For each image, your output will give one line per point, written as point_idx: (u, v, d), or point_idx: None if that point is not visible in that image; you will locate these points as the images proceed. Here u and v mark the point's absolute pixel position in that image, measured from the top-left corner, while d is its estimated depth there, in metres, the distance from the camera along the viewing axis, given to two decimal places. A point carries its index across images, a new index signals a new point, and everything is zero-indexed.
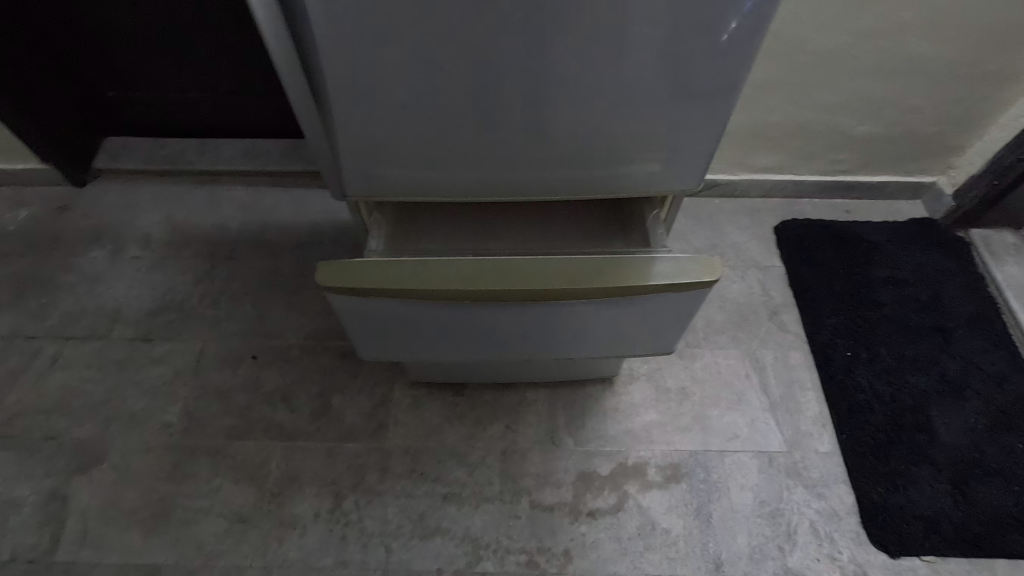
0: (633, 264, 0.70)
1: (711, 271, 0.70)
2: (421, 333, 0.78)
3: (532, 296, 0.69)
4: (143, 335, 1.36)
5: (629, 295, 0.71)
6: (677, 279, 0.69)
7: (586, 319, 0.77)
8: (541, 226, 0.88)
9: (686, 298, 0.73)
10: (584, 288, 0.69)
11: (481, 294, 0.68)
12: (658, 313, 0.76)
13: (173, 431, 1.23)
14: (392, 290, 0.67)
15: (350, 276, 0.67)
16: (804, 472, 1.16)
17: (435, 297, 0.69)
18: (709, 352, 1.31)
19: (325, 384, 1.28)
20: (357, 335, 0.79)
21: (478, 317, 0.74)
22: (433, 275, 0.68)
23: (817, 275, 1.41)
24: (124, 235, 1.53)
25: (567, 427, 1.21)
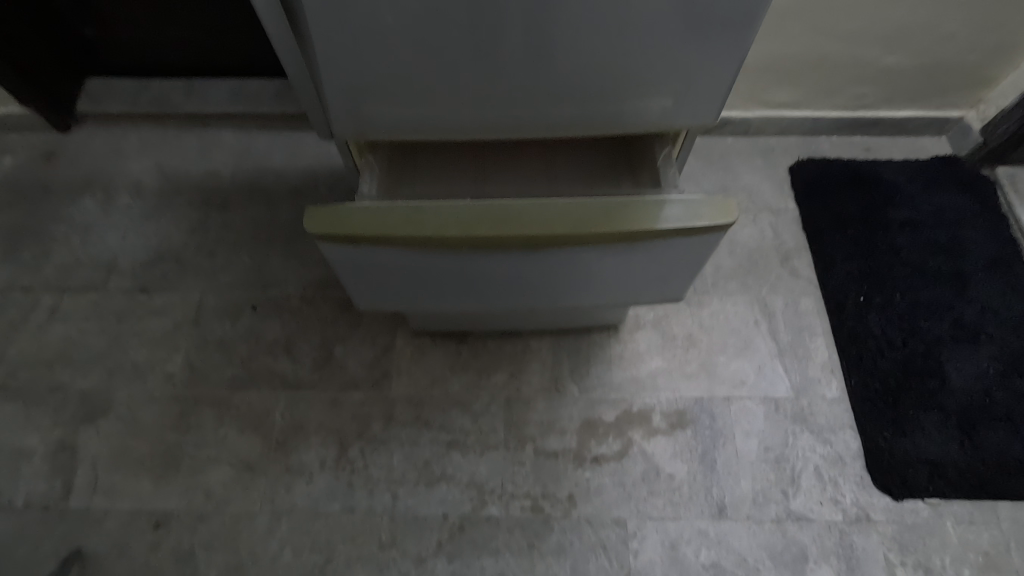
0: (644, 207, 0.65)
1: (728, 215, 0.65)
2: (416, 283, 0.75)
3: (534, 243, 0.65)
4: (140, 287, 1.34)
5: (638, 239, 0.67)
6: (690, 222, 0.65)
7: (593, 265, 0.73)
8: (544, 167, 0.83)
9: (702, 242, 0.69)
10: (591, 233, 0.64)
11: (479, 241, 0.64)
12: (666, 259, 0.73)
13: (176, 382, 1.22)
14: (383, 238, 0.63)
15: (337, 222, 0.63)
16: (810, 418, 1.15)
17: (429, 245, 0.65)
18: (717, 299, 1.27)
19: (326, 334, 1.27)
20: (350, 286, 0.76)
21: (477, 265, 0.71)
22: (426, 220, 0.63)
23: (832, 218, 1.35)
24: (114, 183, 1.48)
25: (572, 375, 1.20)
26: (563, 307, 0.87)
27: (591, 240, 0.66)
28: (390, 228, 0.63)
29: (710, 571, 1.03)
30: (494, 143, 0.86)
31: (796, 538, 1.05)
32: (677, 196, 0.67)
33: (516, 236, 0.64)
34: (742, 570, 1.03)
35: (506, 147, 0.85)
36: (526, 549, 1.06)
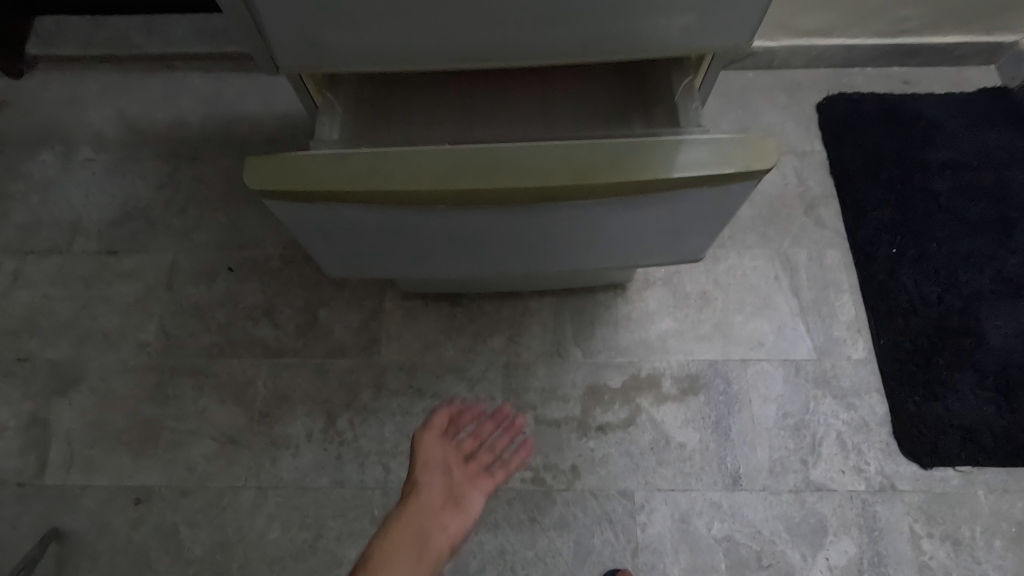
0: (662, 148, 0.53)
1: (765, 158, 0.53)
2: (392, 244, 0.65)
3: (528, 196, 0.54)
4: (107, 248, 1.23)
5: (655, 189, 0.55)
6: (719, 168, 0.53)
7: (598, 222, 0.62)
8: (541, 105, 0.71)
9: (728, 192, 0.58)
10: (598, 182, 0.52)
11: (461, 195, 0.53)
12: (683, 212, 0.62)
13: (151, 351, 1.14)
14: (342, 193, 0.52)
15: (286, 175, 0.52)
16: (833, 381, 1.06)
17: (400, 200, 0.53)
18: (734, 254, 1.16)
19: (310, 298, 1.17)
20: (317, 247, 0.66)
21: (460, 222, 0.60)
22: (395, 170, 0.51)
23: (863, 161, 1.22)
24: (73, 135, 1.35)
25: (575, 338, 1.11)
26: (563, 269, 0.77)
27: (597, 190, 0.54)
28: (351, 181, 0.51)
29: (722, 544, 0.97)
30: (481, 76, 0.73)
31: (815, 509, 0.98)
32: (704, 135, 0.55)
33: (505, 188, 0.52)
34: (756, 543, 0.97)
35: (495, 82, 0.72)
36: (527, 524, 1.00)
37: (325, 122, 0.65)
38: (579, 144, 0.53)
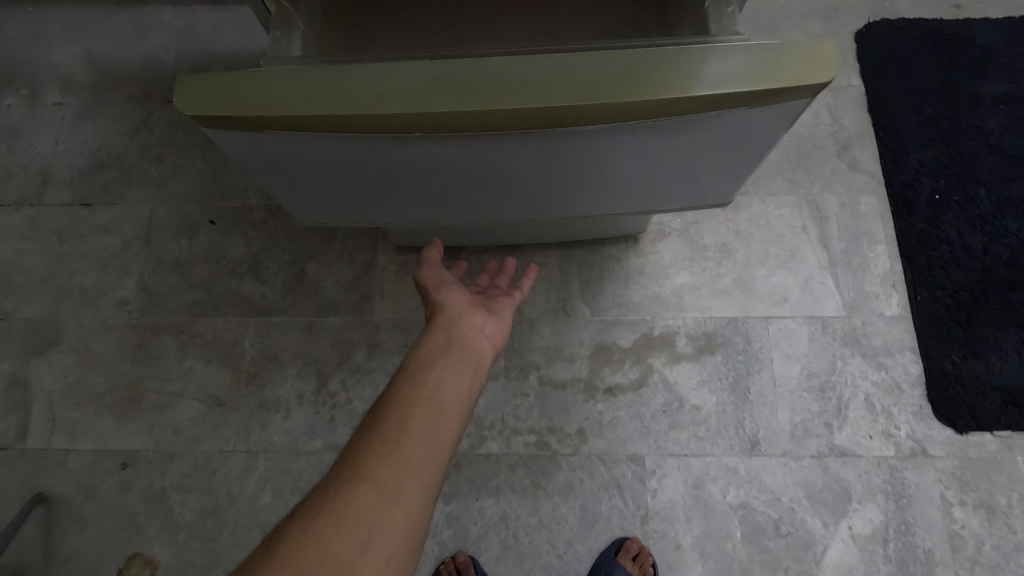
0: (693, 60, 0.43)
1: (822, 72, 0.43)
2: (373, 176, 0.56)
3: (526, 120, 0.44)
4: (80, 200, 1.15)
5: (680, 112, 0.45)
6: (764, 83, 0.43)
7: (611, 151, 0.53)
8: (543, 20, 0.61)
9: (769, 114, 0.48)
10: (612, 103, 0.43)
11: (443, 121, 0.43)
12: (705, 139, 0.53)
13: (131, 309, 1.07)
14: (298, 120, 0.42)
15: (227, 97, 0.42)
16: (863, 339, 0.97)
17: (370, 128, 0.44)
18: (758, 201, 1.06)
19: (297, 252, 1.09)
20: (287, 178, 0.58)
21: (449, 153, 0.51)
22: (360, 90, 0.42)
23: (906, 96, 1.09)
24: (36, 75, 1.23)
25: (582, 294, 1.03)
26: (570, 209, 0.69)
27: (611, 114, 0.44)
28: (307, 103, 0.42)
29: (738, 511, 0.91)
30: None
31: (838, 475, 0.92)
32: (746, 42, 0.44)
33: (497, 111, 0.42)
34: (774, 511, 0.91)
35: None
36: (530, 490, 0.94)
37: (281, 37, 0.56)
38: (589, 55, 0.42)
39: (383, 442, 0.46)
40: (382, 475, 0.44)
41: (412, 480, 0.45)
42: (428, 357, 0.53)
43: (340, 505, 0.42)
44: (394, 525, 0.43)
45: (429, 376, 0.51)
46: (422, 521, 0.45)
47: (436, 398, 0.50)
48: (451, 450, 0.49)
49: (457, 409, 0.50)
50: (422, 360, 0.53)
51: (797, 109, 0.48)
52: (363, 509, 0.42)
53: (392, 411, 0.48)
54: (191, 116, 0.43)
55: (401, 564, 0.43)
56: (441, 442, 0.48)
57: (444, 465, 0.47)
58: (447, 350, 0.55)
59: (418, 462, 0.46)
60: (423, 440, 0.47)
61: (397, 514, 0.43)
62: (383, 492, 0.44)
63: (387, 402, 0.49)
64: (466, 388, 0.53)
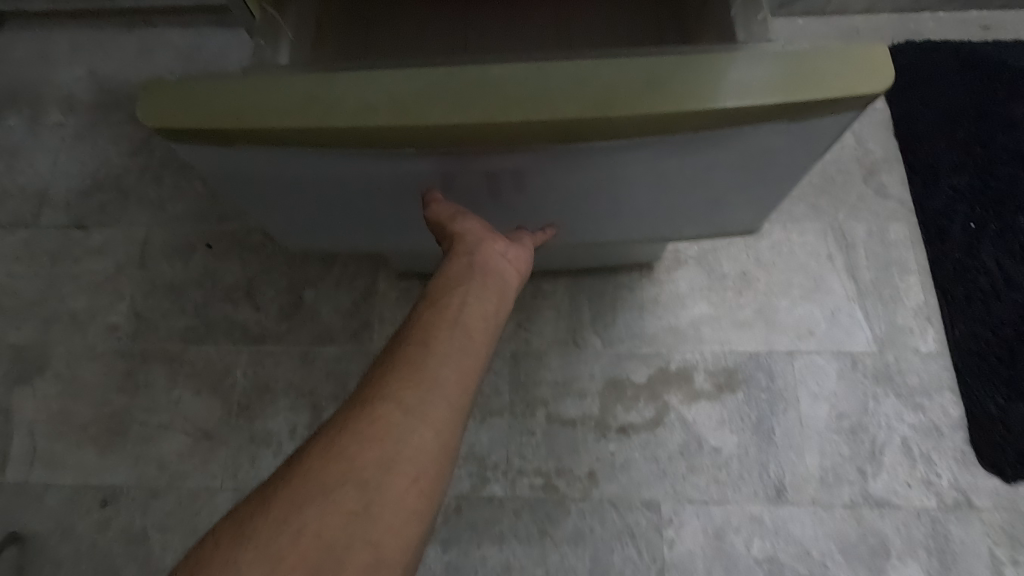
0: (726, 66, 0.38)
1: (874, 81, 0.38)
2: (370, 186, 0.52)
3: (532, 135, 0.39)
4: (76, 222, 1.11)
5: (711, 124, 0.40)
6: (806, 93, 0.38)
7: (628, 170, 0.49)
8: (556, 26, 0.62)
9: (806, 132, 0.43)
10: (632, 115, 0.38)
11: (440, 134, 0.38)
12: (732, 154, 0.47)
13: (121, 335, 1.03)
14: (275, 133, 0.38)
15: (198, 107, 0.38)
16: (897, 377, 0.90)
17: (358, 141, 0.39)
18: (780, 227, 1.00)
19: (295, 277, 1.04)
20: (278, 187, 0.54)
21: (452, 165, 0.47)
22: (346, 98, 0.37)
23: (936, 120, 1.04)
24: (40, 96, 1.21)
25: (593, 324, 0.97)
26: (582, 232, 0.64)
27: (630, 127, 0.39)
28: (284, 115, 0.37)
29: (764, 566, 0.83)
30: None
31: (874, 527, 0.84)
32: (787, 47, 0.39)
33: (502, 124, 0.37)
34: (804, 567, 0.83)
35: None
36: (536, 537, 0.87)
37: (263, 44, 0.52)
38: (605, 60, 0.38)
39: (404, 365, 0.44)
40: (407, 395, 0.43)
41: (438, 399, 0.43)
42: (451, 276, 0.49)
43: (364, 421, 0.42)
44: (423, 441, 0.42)
45: (454, 297, 0.48)
46: (452, 439, 0.44)
47: (462, 319, 0.47)
48: (478, 370, 0.46)
49: (486, 331, 0.48)
50: (446, 282, 0.49)
51: (838, 127, 0.43)
52: (388, 426, 0.42)
53: (416, 335, 0.46)
54: (159, 129, 0.39)
55: (430, 482, 0.42)
56: (470, 361, 0.46)
57: (468, 387, 0.46)
58: (471, 272, 0.50)
59: (445, 380, 0.44)
60: (449, 357, 0.45)
61: (425, 432, 0.43)
62: (409, 412, 0.43)
63: (410, 327, 0.47)
64: (494, 311, 0.49)
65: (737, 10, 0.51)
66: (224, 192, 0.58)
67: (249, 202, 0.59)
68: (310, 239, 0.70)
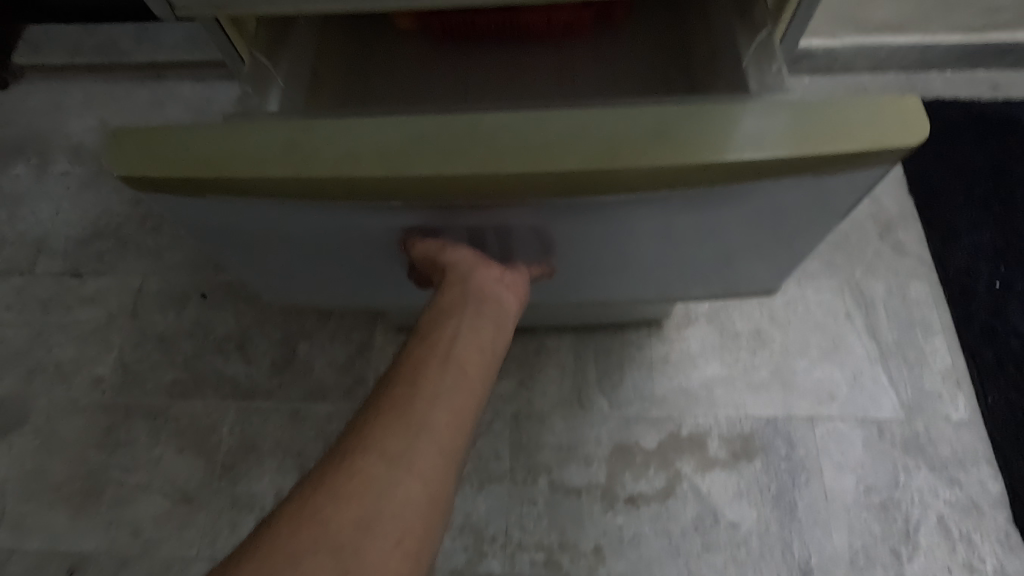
0: (739, 116, 0.35)
1: (908, 132, 0.35)
2: (366, 235, 0.50)
3: (531, 189, 0.36)
4: (71, 270, 1.09)
5: (728, 177, 0.37)
6: (832, 145, 0.35)
7: (637, 229, 0.46)
8: (559, 72, 0.63)
9: (829, 188, 0.41)
10: (636, 167, 0.34)
11: (428, 187, 0.36)
12: (748, 212, 0.44)
13: (105, 388, 0.98)
14: (251, 182, 0.36)
15: (170, 157, 0.36)
16: (929, 448, 0.84)
17: (338, 194, 0.36)
18: (794, 284, 0.96)
19: (289, 329, 1.01)
20: (269, 236, 0.52)
21: (451, 216, 0.44)
22: (327, 148, 0.35)
23: (951, 176, 1.02)
24: (50, 145, 1.22)
25: (600, 384, 0.91)
26: (586, 291, 0.60)
27: (635, 182, 0.36)
28: (261, 164, 0.35)
29: None
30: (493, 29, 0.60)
31: None
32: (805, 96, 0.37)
33: (495, 176, 0.34)
34: None
35: (505, 45, 0.64)
36: None
37: (251, 91, 0.50)
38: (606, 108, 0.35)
39: (391, 408, 0.41)
40: (393, 442, 0.39)
41: (428, 444, 0.40)
42: (441, 312, 0.47)
43: (345, 475, 0.38)
44: (410, 494, 0.38)
45: (445, 332, 0.46)
46: (442, 488, 0.40)
47: (454, 354, 0.44)
48: (470, 412, 0.43)
49: (479, 368, 0.45)
50: (438, 317, 0.47)
51: (864, 185, 0.41)
52: (371, 478, 0.38)
53: (404, 374, 0.43)
54: (126, 177, 0.37)
55: (417, 541, 0.38)
56: (461, 400, 0.43)
57: (460, 429, 0.42)
58: (464, 306, 0.48)
59: (436, 422, 0.41)
60: (440, 396, 0.42)
61: (412, 483, 0.39)
62: (394, 462, 0.39)
63: (398, 367, 0.44)
64: (488, 345, 0.47)
65: (749, 59, 0.49)
66: (212, 246, 0.55)
67: (237, 253, 0.57)
68: (302, 292, 0.67)
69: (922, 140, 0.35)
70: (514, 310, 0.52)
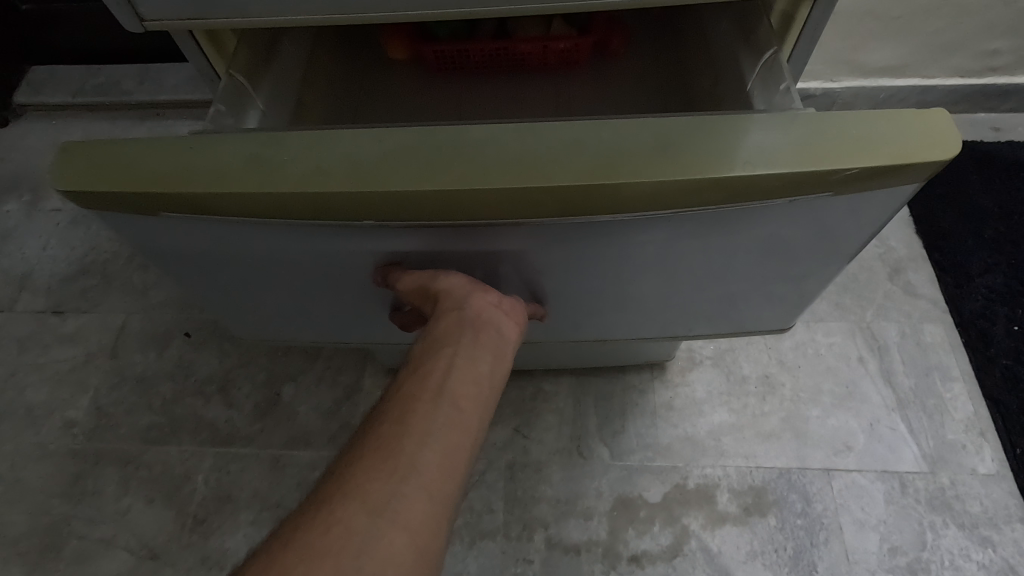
0: (748, 129, 0.33)
1: (937, 148, 0.33)
2: (348, 266, 0.46)
3: (522, 211, 0.34)
4: (53, 307, 1.06)
5: (738, 198, 0.34)
6: (854, 160, 0.32)
7: (645, 257, 0.42)
8: (554, 95, 0.63)
9: (857, 206, 0.37)
10: (636, 184, 0.32)
11: (410, 206, 0.34)
12: (766, 236, 0.40)
13: (76, 432, 0.93)
14: (223, 200, 0.35)
15: (122, 173, 0.36)
16: (956, 504, 0.78)
17: (305, 212, 0.35)
18: (803, 326, 0.92)
19: (274, 371, 0.96)
20: (242, 266, 0.48)
21: (444, 239, 0.41)
22: (295, 165, 0.34)
23: (960, 217, 0.99)
24: (43, 182, 1.21)
25: (600, 432, 0.86)
26: (586, 329, 0.57)
27: (634, 201, 0.34)
28: (234, 181, 0.34)
29: None
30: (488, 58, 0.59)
31: None
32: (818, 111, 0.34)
33: (475, 193, 0.33)
34: None
35: (503, 76, 0.64)
36: None
37: (224, 110, 0.47)
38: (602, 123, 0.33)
39: (377, 450, 0.38)
40: (376, 490, 0.36)
41: (415, 491, 0.36)
42: (436, 341, 0.43)
43: (319, 529, 0.35)
44: (393, 548, 0.35)
45: (438, 362, 0.41)
46: (433, 540, 0.36)
47: (447, 388, 0.40)
48: (465, 451, 0.39)
49: (475, 401, 0.41)
50: (432, 346, 0.43)
51: (891, 207, 0.38)
52: (349, 533, 0.34)
53: (392, 413, 0.40)
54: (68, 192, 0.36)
55: None
56: (455, 439, 0.39)
57: (454, 471, 0.38)
58: (461, 334, 0.43)
59: (424, 465, 0.37)
60: (429, 435, 0.38)
61: (395, 536, 0.35)
62: (376, 512, 0.35)
63: (388, 404, 0.41)
64: (486, 375, 0.42)
65: (753, 82, 0.48)
66: (189, 282, 0.52)
67: (216, 291, 0.53)
68: (285, 331, 0.63)
69: (955, 156, 0.33)
70: (519, 335, 0.47)
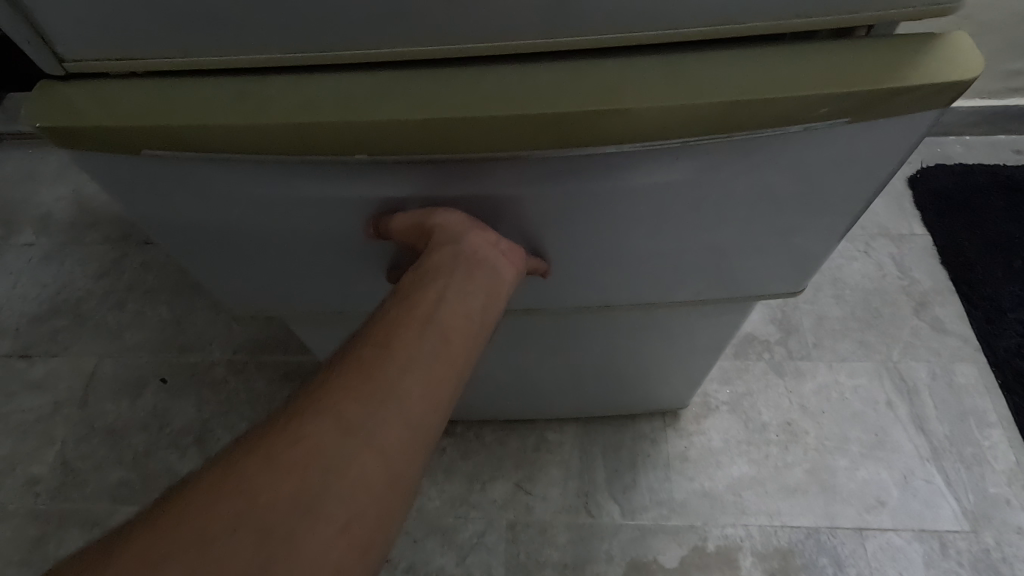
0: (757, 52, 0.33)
1: (956, 69, 0.32)
2: (324, 227, 0.43)
3: (529, 138, 0.34)
4: (21, 351, 0.99)
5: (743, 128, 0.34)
6: (870, 78, 0.32)
7: (637, 208, 0.40)
8: None
9: (883, 134, 0.35)
10: (643, 107, 0.32)
11: (417, 137, 0.34)
12: (795, 162, 0.37)
13: (39, 491, 0.85)
14: (226, 134, 0.34)
15: (99, 108, 0.35)
16: (1004, 568, 0.71)
17: (293, 149, 0.35)
18: (825, 367, 0.86)
19: (256, 419, 0.89)
20: (213, 229, 0.44)
21: (447, 181, 0.38)
22: (284, 98, 0.34)
23: (987, 246, 0.93)
24: (16, 216, 1.14)
25: (609, 487, 0.79)
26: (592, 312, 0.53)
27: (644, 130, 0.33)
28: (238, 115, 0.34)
29: None
30: None
31: None
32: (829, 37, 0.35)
33: (474, 122, 0.33)
34: None
35: None
36: None
37: None
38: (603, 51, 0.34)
39: (355, 364, 0.33)
40: (352, 409, 0.32)
41: (394, 416, 0.32)
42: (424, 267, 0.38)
43: (283, 441, 0.30)
44: (367, 474, 0.30)
45: (427, 292, 0.37)
46: (409, 470, 0.32)
47: (437, 317, 0.36)
48: (452, 382, 0.35)
49: (466, 337, 0.37)
50: (416, 277, 0.38)
51: (891, 153, 0.37)
52: (316, 450, 0.30)
53: (374, 336, 0.35)
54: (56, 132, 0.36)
55: (370, 532, 0.30)
56: (442, 369, 0.35)
57: (439, 400, 0.34)
58: (453, 269, 0.38)
59: (407, 393, 0.33)
60: (417, 362, 0.34)
61: (368, 460, 0.31)
62: (350, 432, 0.31)
63: (369, 323, 0.37)
64: (477, 314, 0.38)
65: None
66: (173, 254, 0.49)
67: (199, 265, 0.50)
68: None
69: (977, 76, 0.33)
70: (518, 280, 0.41)
